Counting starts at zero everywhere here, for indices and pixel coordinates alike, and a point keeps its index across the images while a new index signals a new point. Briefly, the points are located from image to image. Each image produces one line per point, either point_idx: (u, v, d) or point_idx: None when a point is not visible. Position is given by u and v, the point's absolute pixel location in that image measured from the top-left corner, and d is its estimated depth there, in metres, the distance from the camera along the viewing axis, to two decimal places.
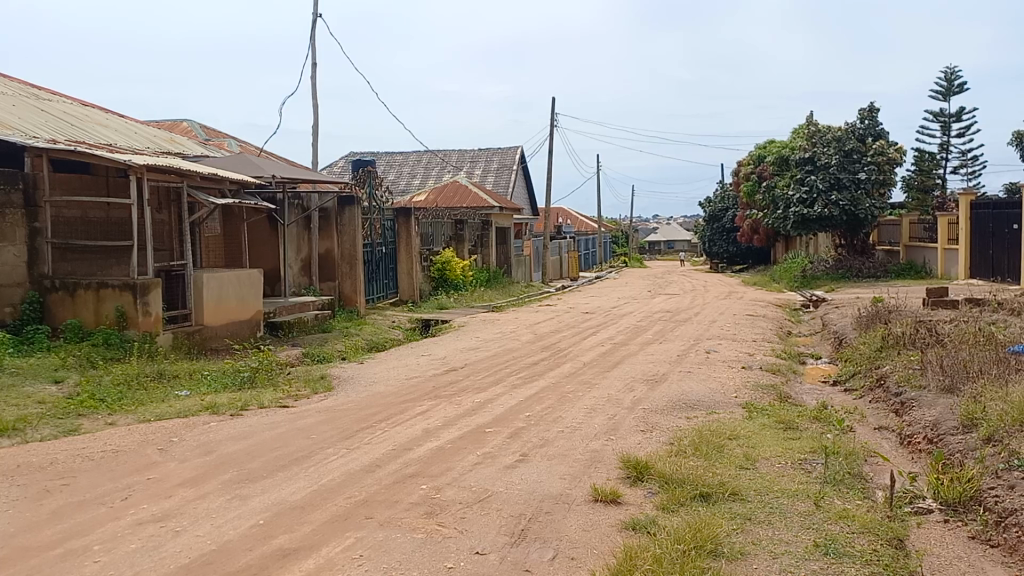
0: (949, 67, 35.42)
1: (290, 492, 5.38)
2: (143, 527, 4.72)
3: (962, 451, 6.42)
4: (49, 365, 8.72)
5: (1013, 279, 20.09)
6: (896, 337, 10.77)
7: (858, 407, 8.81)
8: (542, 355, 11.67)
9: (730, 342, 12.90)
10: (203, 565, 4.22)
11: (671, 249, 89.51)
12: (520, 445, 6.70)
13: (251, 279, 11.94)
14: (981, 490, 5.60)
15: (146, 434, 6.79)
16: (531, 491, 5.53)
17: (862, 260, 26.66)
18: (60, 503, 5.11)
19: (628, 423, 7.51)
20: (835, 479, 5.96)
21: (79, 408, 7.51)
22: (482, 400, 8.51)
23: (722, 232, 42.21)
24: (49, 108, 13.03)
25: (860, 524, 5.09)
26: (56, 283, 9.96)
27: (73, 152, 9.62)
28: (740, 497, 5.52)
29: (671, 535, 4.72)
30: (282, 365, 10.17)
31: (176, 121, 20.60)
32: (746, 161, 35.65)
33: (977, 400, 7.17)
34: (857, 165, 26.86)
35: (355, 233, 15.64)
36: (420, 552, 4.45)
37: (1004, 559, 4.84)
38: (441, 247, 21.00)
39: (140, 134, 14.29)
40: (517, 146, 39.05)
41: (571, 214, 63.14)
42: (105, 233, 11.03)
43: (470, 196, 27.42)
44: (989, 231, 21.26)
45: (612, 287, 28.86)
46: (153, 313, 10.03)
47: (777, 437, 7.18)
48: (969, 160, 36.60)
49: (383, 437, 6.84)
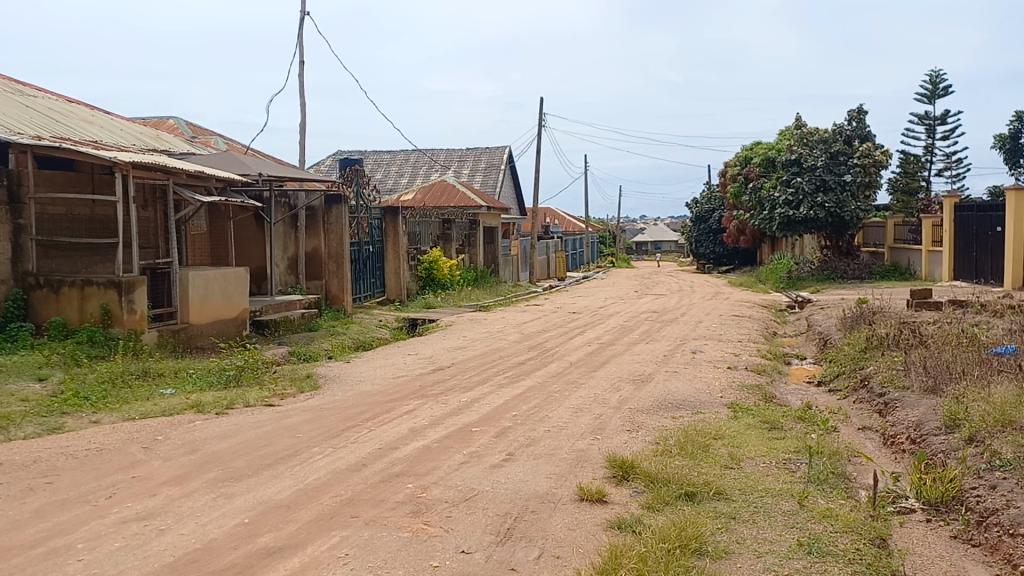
0: (934, 70, 35.69)
1: (275, 491, 5.36)
2: (127, 526, 4.69)
3: (945, 452, 6.46)
4: (32, 363, 8.63)
5: (997, 282, 20.28)
6: (880, 338, 10.85)
7: (843, 408, 8.90)
8: (530, 355, 11.69)
9: (716, 342, 13.01)
10: (187, 564, 4.19)
11: (659, 250, 89.73)
12: (506, 445, 6.69)
13: (236, 277, 11.83)
14: (963, 490, 5.66)
15: (130, 433, 6.72)
16: (518, 490, 5.52)
17: (847, 261, 26.88)
18: (43, 501, 5.08)
19: (615, 423, 7.51)
20: (819, 479, 6.00)
21: (62, 406, 7.45)
22: (469, 399, 8.49)
23: (709, 233, 42.30)
24: (34, 104, 12.92)
25: (843, 524, 5.13)
26: (41, 281, 9.89)
27: (59, 149, 9.54)
28: (725, 497, 5.56)
29: (656, 535, 4.74)
30: (268, 364, 10.09)
31: (160, 120, 20.41)
32: (733, 163, 35.75)
33: (959, 402, 7.24)
34: (843, 167, 27.05)
35: (341, 232, 15.58)
36: (405, 551, 4.45)
37: (985, 558, 4.89)
38: (428, 247, 20.95)
39: (126, 131, 14.11)
40: (505, 146, 39.03)
41: (559, 214, 63.19)
42: (89, 230, 10.95)
43: (457, 195, 27.37)
44: (973, 234, 21.45)
45: (598, 287, 28.94)
46: (138, 311, 9.94)
47: (762, 437, 7.21)
48: (952, 163, 36.90)
49: (369, 437, 6.81)
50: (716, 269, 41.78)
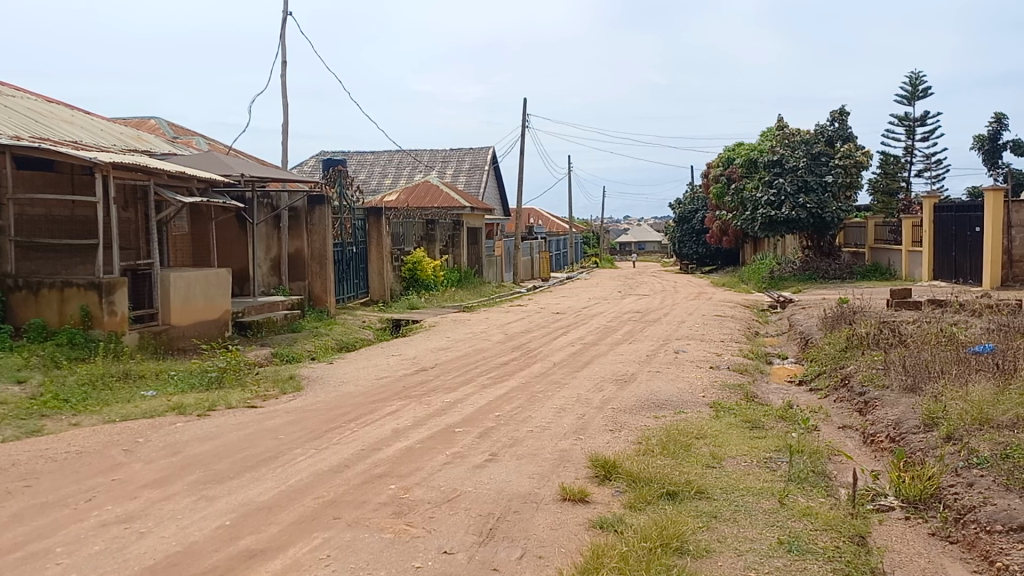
0: (914, 72, 36.04)
1: (258, 492, 5.36)
2: (107, 529, 4.66)
3: (923, 450, 6.52)
4: (11, 364, 8.55)
5: (976, 281, 20.52)
6: (860, 338, 10.97)
7: (823, 407, 8.96)
8: (513, 355, 11.73)
9: (699, 342, 13.10)
10: (168, 566, 4.19)
11: (643, 250, 90.24)
12: (489, 445, 6.71)
13: (218, 279, 11.78)
14: (941, 488, 5.74)
15: (111, 435, 6.70)
16: (500, 490, 5.54)
17: (828, 262, 27.13)
18: (21, 505, 5.03)
19: (597, 423, 7.54)
20: (800, 478, 6.06)
21: (42, 408, 7.40)
22: (452, 399, 8.51)
23: (691, 233, 42.51)
24: (12, 104, 12.77)
25: (823, 522, 5.19)
26: (19, 283, 9.82)
27: (38, 149, 9.42)
28: (706, 495, 5.60)
29: (638, 534, 4.76)
30: (250, 364, 10.06)
31: (141, 121, 20.27)
32: (715, 164, 36.00)
33: (937, 400, 7.35)
34: (824, 168, 27.30)
35: (324, 232, 15.68)
36: (388, 551, 4.46)
37: (963, 555, 4.96)
38: (411, 247, 20.92)
39: (106, 132, 13.97)
40: (488, 147, 39.06)
41: (544, 215, 63.29)
42: (69, 231, 10.85)
43: (441, 196, 27.35)
44: (952, 234, 21.69)
45: (582, 288, 29.03)
46: (120, 313, 9.88)
47: (743, 436, 7.27)
48: (932, 164, 37.28)
49: (352, 437, 6.83)
50: (699, 270, 42.08)
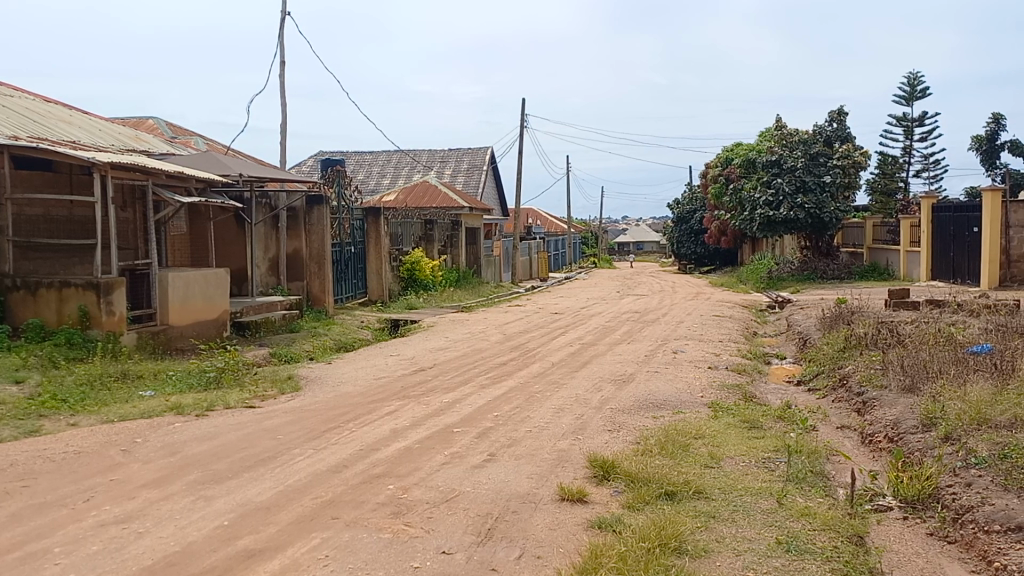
0: (912, 72, 36.05)
1: (257, 492, 5.36)
2: (105, 529, 4.66)
3: (921, 450, 6.53)
4: (9, 364, 8.54)
5: (974, 281, 20.55)
6: (858, 338, 10.98)
7: (822, 407, 8.97)
8: (512, 355, 11.73)
9: (697, 342, 13.10)
10: (167, 567, 4.18)
11: (641, 250, 90.30)
12: (487, 445, 6.71)
13: (217, 279, 11.77)
14: (939, 488, 5.74)
15: (110, 435, 6.69)
16: (498, 491, 5.54)
17: (827, 262, 27.16)
18: (19, 505, 5.02)
19: (596, 423, 7.54)
20: (798, 478, 6.06)
21: (40, 408, 7.40)
22: (450, 399, 8.51)
23: (690, 233, 42.53)
24: (10, 104, 12.75)
25: (821, 522, 5.19)
26: (18, 283, 9.83)
27: (36, 149, 9.42)
28: (705, 495, 5.61)
29: (636, 534, 4.77)
30: (248, 364, 10.06)
31: (139, 120, 20.25)
32: (714, 164, 36.03)
33: (935, 400, 7.36)
34: (822, 168, 27.32)
35: (323, 232, 15.69)
36: (386, 551, 4.46)
37: (961, 555, 4.96)
38: (410, 247, 20.92)
39: (104, 132, 13.95)
40: (487, 147, 39.06)
41: (542, 215, 63.30)
42: (67, 231, 10.85)
43: (440, 196, 27.34)
44: (950, 235, 21.72)
45: (580, 288, 29.03)
46: (118, 313, 9.88)
47: (742, 436, 7.27)
48: (930, 164, 37.32)
49: (350, 437, 6.83)
50: (698, 270, 42.11)
